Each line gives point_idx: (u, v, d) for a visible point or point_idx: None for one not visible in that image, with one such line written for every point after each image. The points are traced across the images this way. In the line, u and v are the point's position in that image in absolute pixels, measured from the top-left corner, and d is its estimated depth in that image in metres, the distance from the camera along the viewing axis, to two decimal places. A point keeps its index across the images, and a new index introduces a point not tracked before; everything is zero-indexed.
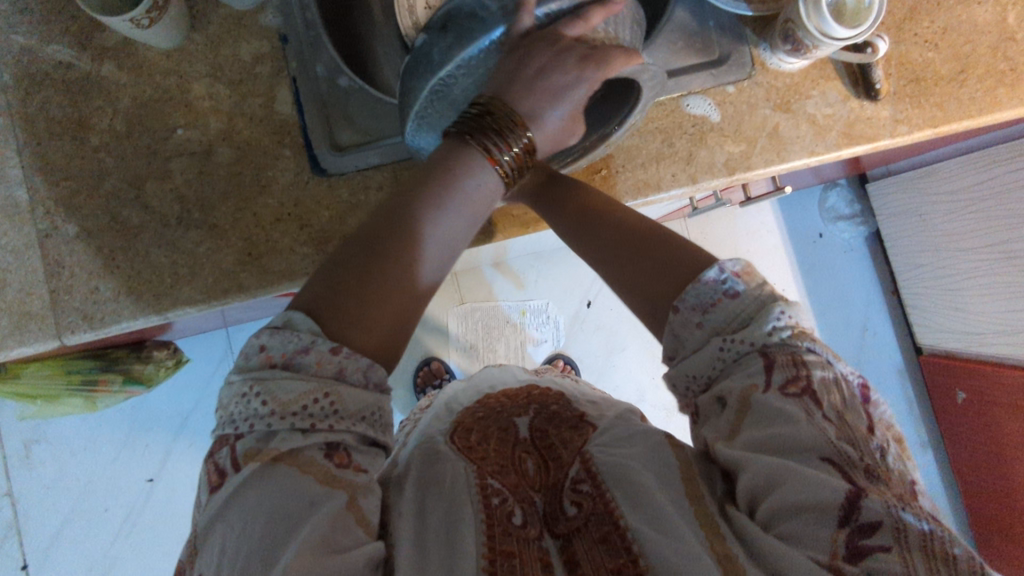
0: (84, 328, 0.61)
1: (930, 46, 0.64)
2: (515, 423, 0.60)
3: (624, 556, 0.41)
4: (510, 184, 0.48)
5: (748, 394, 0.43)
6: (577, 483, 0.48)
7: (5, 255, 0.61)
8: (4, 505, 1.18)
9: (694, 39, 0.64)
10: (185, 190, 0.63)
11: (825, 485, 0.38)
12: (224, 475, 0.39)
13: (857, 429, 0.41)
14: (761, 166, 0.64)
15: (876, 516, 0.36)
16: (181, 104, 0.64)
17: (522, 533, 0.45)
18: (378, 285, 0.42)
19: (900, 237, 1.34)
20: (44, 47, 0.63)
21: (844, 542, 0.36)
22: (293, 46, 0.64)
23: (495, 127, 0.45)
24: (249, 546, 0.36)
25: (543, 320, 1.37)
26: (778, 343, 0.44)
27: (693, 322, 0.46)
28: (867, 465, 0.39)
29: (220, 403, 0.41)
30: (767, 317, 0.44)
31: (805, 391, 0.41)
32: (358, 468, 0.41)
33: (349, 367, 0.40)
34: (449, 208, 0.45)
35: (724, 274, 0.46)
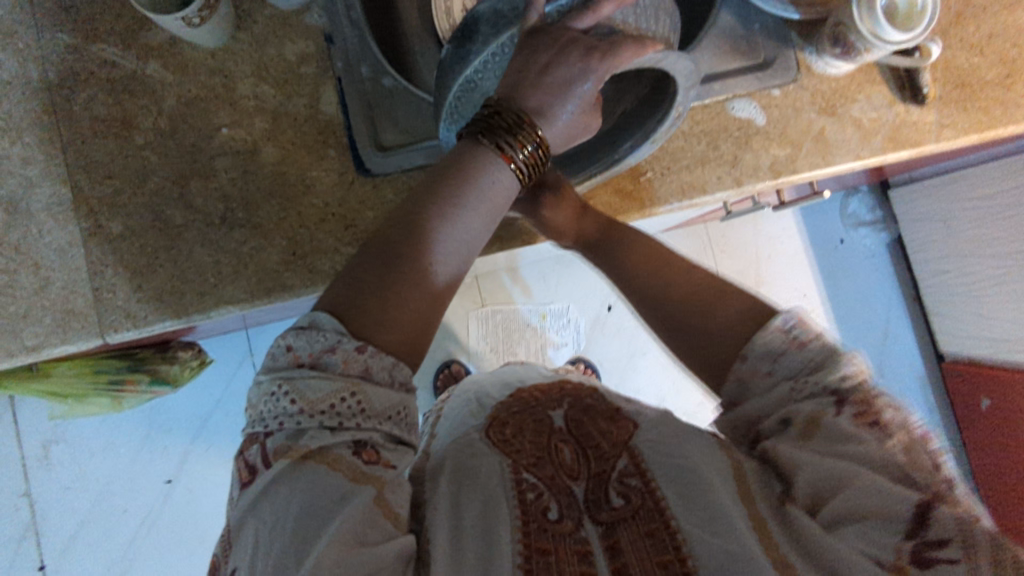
0: (127, 326, 0.61)
1: (976, 51, 0.64)
2: (550, 415, 0.55)
3: (671, 552, 0.39)
4: (524, 182, 0.48)
5: (817, 416, 0.44)
6: (624, 476, 0.45)
7: (50, 253, 0.61)
8: (22, 505, 1.18)
9: (740, 43, 0.64)
10: (229, 189, 0.63)
11: (890, 494, 0.39)
12: (255, 472, 0.39)
13: (925, 461, 0.41)
14: (806, 169, 0.63)
15: (946, 532, 0.36)
16: (226, 103, 0.64)
17: (558, 529, 0.42)
18: (400, 283, 0.42)
19: (926, 245, 1.33)
20: (89, 46, 0.63)
21: (911, 552, 0.37)
22: (338, 46, 0.64)
23: (509, 125, 0.45)
24: (281, 541, 0.36)
25: (564, 324, 1.37)
26: (849, 384, 0.44)
27: (762, 370, 0.47)
28: (937, 491, 0.39)
29: (249, 403, 0.42)
30: (837, 361, 0.45)
31: (873, 424, 0.42)
32: (387, 464, 0.40)
33: (374, 367, 0.40)
34: (467, 207, 0.45)
35: (790, 325, 0.47)
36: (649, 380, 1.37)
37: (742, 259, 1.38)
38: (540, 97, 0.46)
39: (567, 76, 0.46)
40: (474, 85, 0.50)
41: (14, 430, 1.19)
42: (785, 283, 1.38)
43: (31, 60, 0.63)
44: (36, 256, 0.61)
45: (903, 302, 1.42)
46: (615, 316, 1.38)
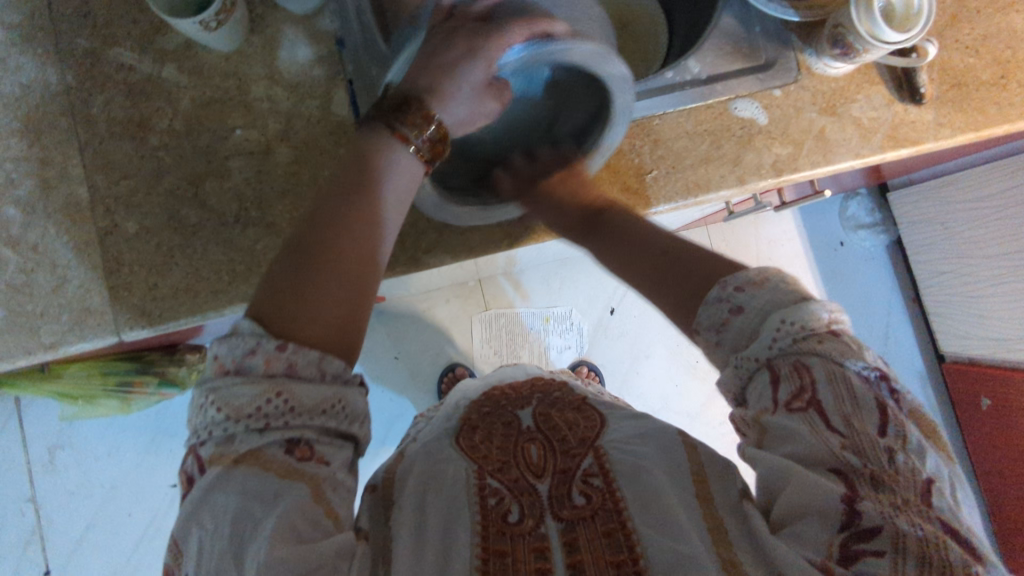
0: (143, 324, 0.62)
1: (971, 52, 0.66)
2: (518, 416, 0.61)
3: (627, 552, 0.43)
4: (428, 160, 0.50)
5: (760, 415, 0.42)
6: (587, 475, 0.50)
7: (66, 253, 0.62)
8: (27, 510, 1.18)
9: (740, 45, 0.66)
10: (243, 189, 0.64)
11: (819, 491, 0.37)
12: (192, 481, 0.39)
13: (865, 435, 0.38)
14: (808, 168, 0.65)
15: (874, 521, 0.35)
16: (240, 105, 0.65)
17: (517, 529, 0.47)
18: (319, 272, 0.43)
19: (925, 247, 1.34)
20: (107, 49, 0.65)
21: (837, 549, 0.36)
22: (349, 50, 0.66)
23: (399, 109, 0.48)
24: (219, 545, 0.37)
25: (567, 327, 1.38)
26: (781, 352, 0.41)
27: (710, 340, 0.45)
28: (873, 473, 0.37)
29: (186, 414, 0.42)
30: (767, 329, 0.42)
31: (810, 403, 0.40)
32: (321, 460, 0.40)
33: (299, 363, 0.40)
34: (374, 194, 0.46)
35: (728, 291, 0.44)
36: (652, 382, 1.38)
37: (744, 262, 1.39)
38: None
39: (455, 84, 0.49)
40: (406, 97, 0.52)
41: (19, 434, 1.20)
42: None
43: (51, 63, 0.64)
44: (53, 256, 0.62)
45: (903, 304, 1.44)
46: (618, 319, 1.39)
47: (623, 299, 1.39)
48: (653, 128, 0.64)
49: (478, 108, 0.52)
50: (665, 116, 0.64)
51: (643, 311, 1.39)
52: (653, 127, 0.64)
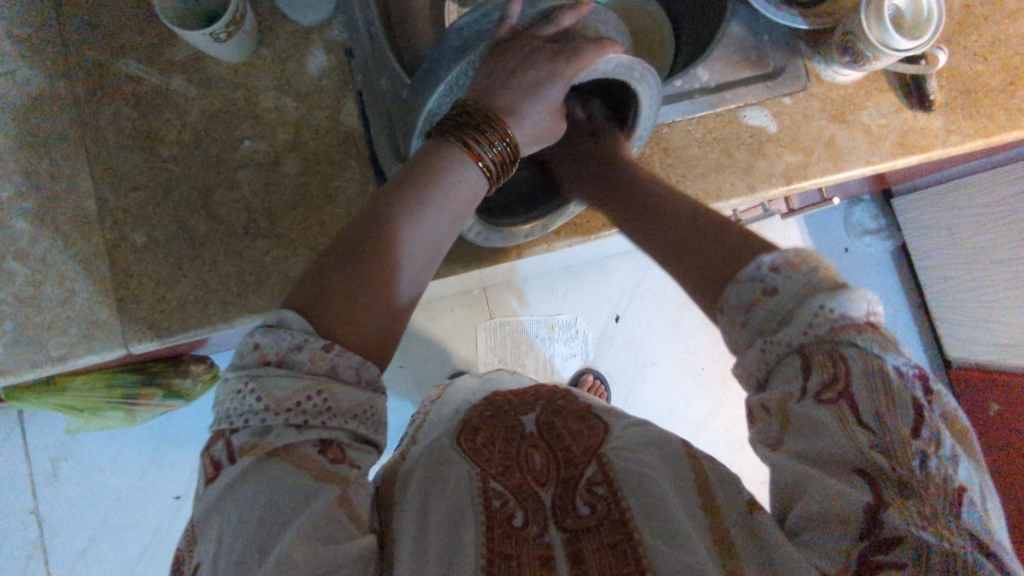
0: (151, 336, 0.62)
1: (979, 59, 0.66)
2: (521, 420, 0.55)
3: (632, 563, 0.39)
4: (493, 178, 0.48)
5: (782, 402, 0.38)
6: (591, 484, 0.45)
7: (74, 265, 0.62)
8: (30, 524, 1.17)
9: (748, 53, 0.66)
10: (253, 200, 0.64)
11: (840, 499, 0.33)
12: (220, 468, 0.38)
13: (899, 433, 0.34)
14: (818, 175, 0.65)
15: (897, 531, 0.32)
16: (249, 115, 0.65)
17: (522, 535, 0.42)
18: (370, 275, 0.42)
19: (930, 252, 1.34)
20: (116, 62, 0.65)
21: (855, 560, 0.32)
22: (358, 61, 0.67)
23: (476, 122, 0.46)
24: (242, 539, 0.36)
25: (572, 335, 1.38)
26: (816, 340, 0.38)
27: (738, 321, 0.42)
28: (902, 476, 0.33)
29: (217, 400, 0.41)
30: (805, 311, 0.39)
31: (843, 395, 0.36)
32: (352, 463, 0.40)
33: (342, 365, 0.40)
34: (433, 203, 0.45)
35: (763, 268, 0.41)
36: (657, 390, 1.38)
37: None
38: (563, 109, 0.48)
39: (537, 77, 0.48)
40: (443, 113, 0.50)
41: (23, 446, 1.19)
42: None
43: (58, 75, 0.64)
44: (62, 268, 0.62)
45: (908, 310, 1.44)
46: (623, 326, 1.39)
47: (628, 307, 1.39)
48: (663, 137, 0.64)
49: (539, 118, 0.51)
50: (674, 125, 0.64)
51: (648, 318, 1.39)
52: (663, 136, 0.64)
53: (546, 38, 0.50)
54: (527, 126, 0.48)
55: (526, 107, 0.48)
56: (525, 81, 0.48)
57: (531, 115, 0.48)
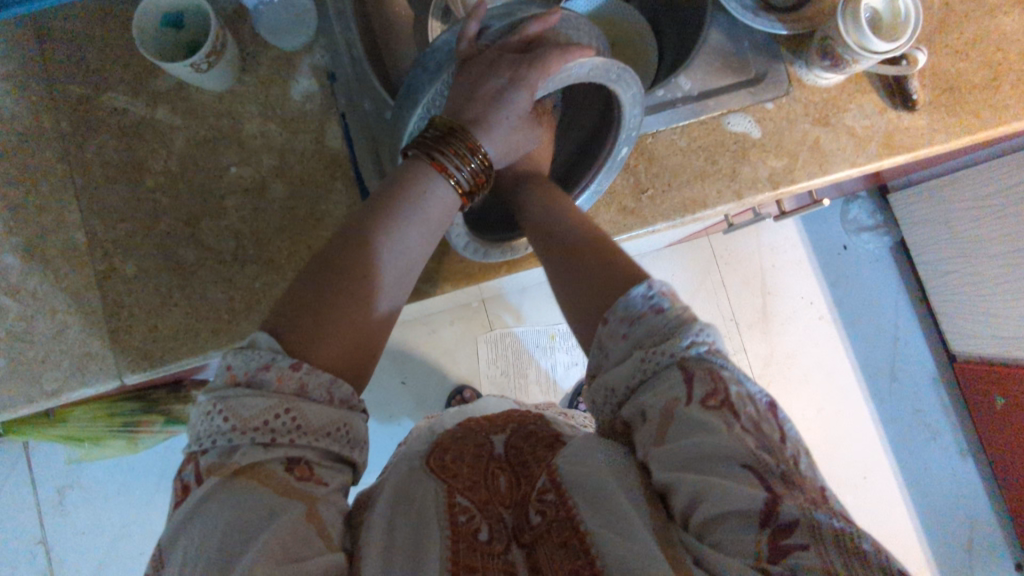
0: (145, 366, 0.62)
1: (961, 56, 0.66)
2: (490, 441, 0.57)
3: (583, 558, 0.39)
4: (463, 194, 0.49)
5: (669, 407, 0.41)
6: (542, 493, 0.45)
7: (65, 298, 0.62)
8: (38, 553, 1.17)
9: (731, 59, 0.66)
10: (240, 227, 0.64)
11: (742, 492, 0.37)
12: (188, 491, 0.38)
13: (772, 438, 0.40)
14: (804, 179, 0.65)
15: (793, 517, 0.35)
16: (234, 143, 0.65)
17: (488, 548, 0.43)
18: (337, 295, 0.42)
19: (927, 247, 1.34)
20: (101, 94, 0.65)
21: (766, 545, 0.35)
22: (341, 84, 0.67)
23: (439, 135, 0.47)
24: (206, 560, 0.35)
25: (572, 344, 1.38)
26: (695, 357, 0.42)
27: (620, 333, 0.45)
28: (784, 471, 0.38)
29: (189, 423, 0.41)
30: (685, 332, 0.43)
31: (723, 403, 0.40)
32: (320, 481, 0.39)
33: (310, 384, 0.40)
34: (402, 221, 0.46)
35: (652, 291, 0.45)
36: None
37: (748, 270, 1.39)
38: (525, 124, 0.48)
39: (498, 86, 0.47)
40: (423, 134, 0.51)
41: (28, 476, 1.19)
42: (792, 291, 1.39)
43: (45, 111, 0.65)
44: (53, 301, 0.62)
45: (910, 305, 1.43)
46: None
47: None
48: (647, 147, 0.64)
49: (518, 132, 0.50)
50: (658, 135, 0.64)
51: None
52: (647, 146, 0.64)
53: (514, 49, 0.49)
54: (497, 139, 0.49)
55: (494, 118, 0.48)
56: (490, 91, 0.47)
57: (500, 128, 0.48)
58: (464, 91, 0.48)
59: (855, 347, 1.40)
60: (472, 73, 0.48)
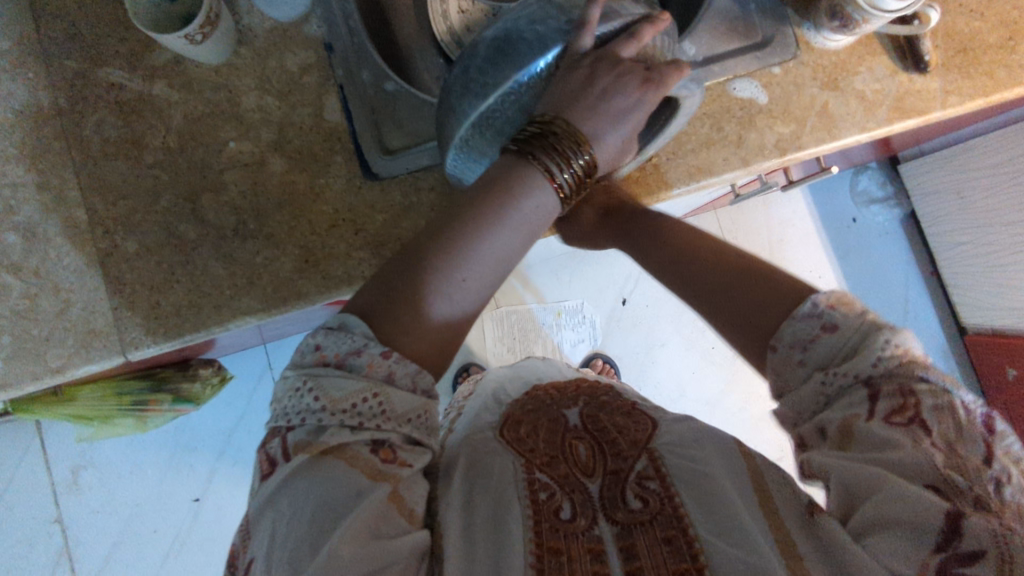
0: (148, 342, 0.62)
1: (977, 15, 0.64)
2: (564, 413, 0.58)
3: (689, 560, 0.41)
4: (566, 202, 0.46)
5: (849, 423, 0.41)
6: (643, 478, 0.47)
7: (68, 275, 0.62)
8: (54, 531, 1.19)
9: (736, 23, 0.64)
10: (239, 202, 0.63)
11: (919, 504, 0.36)
12: (275, 465, 0.39)
13: (971, 461, 0.37)
14: (812, 145, 0.63)
15: (979, 545, 0.33)
16: (232, 117, 0.65)
17: (571, 527, 0.44)
18: (434, 290, 0.42)
19: (938, 218, 1.31)
20: (96, 70, 0.65)
21: (937, 564, 0.34)
22: (338, 55, 0.66)
23: (554, 141, 0.43)
24: (296, 533, 0.37)
25: (579, 321, 1.37)
26: (885, 373, 0.40)
27: (794, 359, 0.44)
28: (977, 496, 0.36)
29: (276, 396, 0.42)
30: (871, 347, 0.41)
31: (912, 420, 0.39)
32: (404, 463, 0.40)
33: (398, 372, 0.40)
34: (506, 225, 0.43)
35: (819, 307, 0.43)
36: (668, 371, 1.36)
37: (755, 243, 1.37)
38: (596, 124, 0.45)
39: (624, 105, 0.45)
40: (499, 115, 0.48)
41: (42, 457, 1.21)
42: (799, 264, 1.37)
43: (41, 87, 0.64)
44: (56, 279, 0.62)
45: (920, 277, 1.41)
46: (630, 309, 1.37)
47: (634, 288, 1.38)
48: None
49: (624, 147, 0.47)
50: None
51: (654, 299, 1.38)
52: None
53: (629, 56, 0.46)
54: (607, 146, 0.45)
55: (603, 125, 0.45)
56: (614, 107, 0.45)
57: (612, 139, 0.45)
58: (567, 87, 0.45)
59: None
60: (600, 81, 0.45)
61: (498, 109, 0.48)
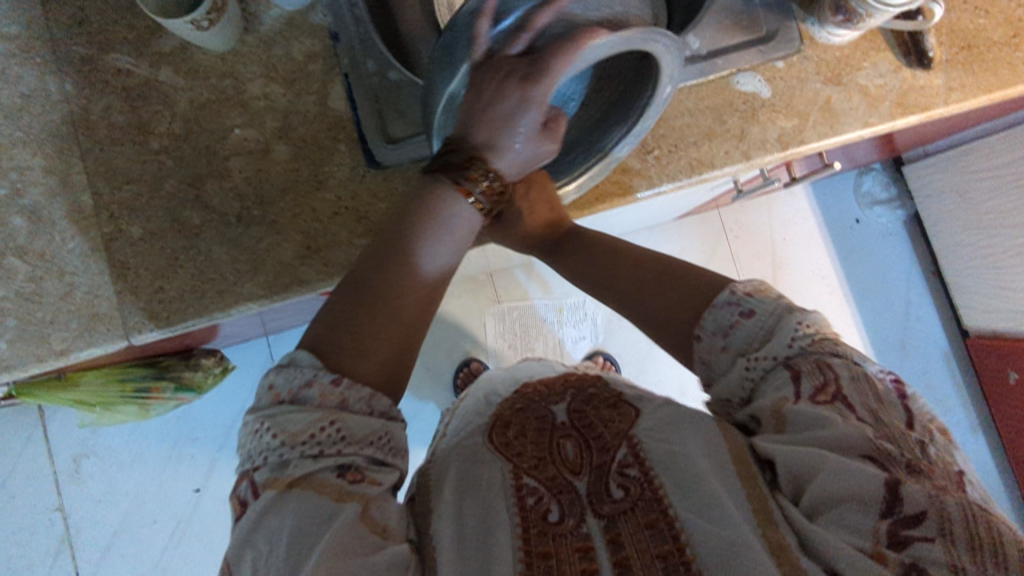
0: (151, 327, 0.62)
1: (980, 12, 0.64)
2: (551, 411, 0.58)
3: (671, 542, 0.40)
4: (483, 213, 0.52)
5: (780, 406, 0.43)
6: (624, 467, 0.46)
7: (73, 259, 0.63)
8: (55, 519, 1.20)
9: (741, 16, 0.64)
10: (244, 187, 0.64)
11: (861, 477, 0.37)
12: (246, 505, 0.40)
13: (895, 426, 0.39)
14: (814, 140, 0.63)
15: (919, 508, 0.35)
16: (237, 104, 0.65)
17: (559, 529, 0.43)
18: (376, 311, 0.45)
19: (943, 219, 1.32)
20: (104, 55, 0.65)
21: (887, 532, 0.35)
22: (343, 43, 0.66)
23: (460, 163, 0.48)
24: (276, 566, 0.37)
25: (580, 318, 1.37)
26: (800, 352, 0.44)
27: (717, 347, 0.47)
28: (909, 461, 0.37)
29: (240, 443, 0.42)
30: (784, 329, 0.45)
31: (835, 397, 0.41)
32: (373, 481, 0.41)
33: (351, 398, 0.42)
34: (430, 239, 0.48)
35: (735, 296, 0.47)
36: (670, 369, 1.36)
37: (758, 243, 1.37)
38: (489, 132, 0.48)
39: (509, 110, 0.46)
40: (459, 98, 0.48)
41: (45, 445, 1.21)
42: (801, 264, 1.37)
43: (49, 72, 0.65)
44: (61, 263, 0.62)
45: (923, 280, 1.41)
46: None
47: None
48: None
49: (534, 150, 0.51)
50: None
51: None
52: None
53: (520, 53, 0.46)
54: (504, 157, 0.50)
55: (500, 136, 0.48)
56: (498, 113, 0.47)
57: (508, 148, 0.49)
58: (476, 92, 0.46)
59: (866, 323, 1.38)
60: (487, 89, 0.46)
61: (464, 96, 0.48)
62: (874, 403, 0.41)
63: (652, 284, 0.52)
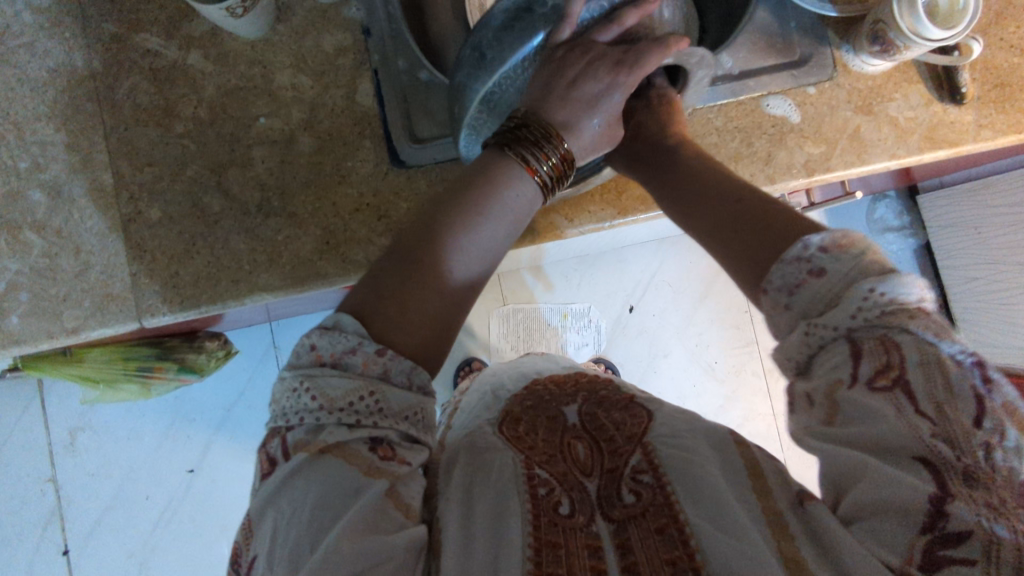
0: (164, 310, 0.62)
1: (1016, 51, 0.64)
2: (563, 411, 0.56)
3: (681, 548, 0.39)
4: (547, 192, 0.48)
5: (833, 391, 0.39)
6: (637, 473, 0.45)
7: (90, 238, 0.62)
8: (47, 491, 1.19)
9: (776, 40, 0.64)
10: (266, 178, 0.64)
11: (904, 487, 0.34)
12: (275, 463, 0.40)
13: (960, 424, 0.34)
14: (841, 168, 0.63)
15: (964, 526, 0.32)
16: (264, 93, 0.65)
17: (570, 523, 0.42)
18: (426, 286, 0.43)
19: (952, 250, 1.32)
20: (133, 35, 0.65)
21: (921, 550, 0.33)
22: (374, 40, 0.66)
23: (534, 141, 0.46)
24: (297, 530, 0.37)
25: (585, 324, 1.36)
26: (866, 325, 0.38)
27: (780, 303, 0.42)
28: (967, 468, 0.33)
29: (273, 397, 0.42)
30: (858, 287, 0.39)
31: (897, 383, 0.36)
32: (403, 460, 0.41)
33: (394, 369, 0.41)
34: (489, 216, 0.45)
35: (809, 247, 0.41)
36: (668, 382, 1.36)
37: None
38: (567, 115, 0.47)
39: (596, 90, 0.47)
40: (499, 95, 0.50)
41: (42, 416, 1.21)
42: None
43: (78, 48, 0.64)
44: (78, 240, 0.62)
45: None
46: (637, 317, 1.37)
47: (642, 297, 1.38)
48: None
49: (603, 140, 0.50)
50: (694, 113, 0.63)
51: (663, 310, 1.37)
52: None
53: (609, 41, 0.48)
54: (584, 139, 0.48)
55: (585, 120, 0.47)
56: (585, 93, 0.46)
57: (589, 130, 0.47)
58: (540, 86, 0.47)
59: None
60: (571, 70, 0.47)
61: (499, 89, 0.50)
62: (943, 395, 0.35)
63: (726, 228, 0.46)
